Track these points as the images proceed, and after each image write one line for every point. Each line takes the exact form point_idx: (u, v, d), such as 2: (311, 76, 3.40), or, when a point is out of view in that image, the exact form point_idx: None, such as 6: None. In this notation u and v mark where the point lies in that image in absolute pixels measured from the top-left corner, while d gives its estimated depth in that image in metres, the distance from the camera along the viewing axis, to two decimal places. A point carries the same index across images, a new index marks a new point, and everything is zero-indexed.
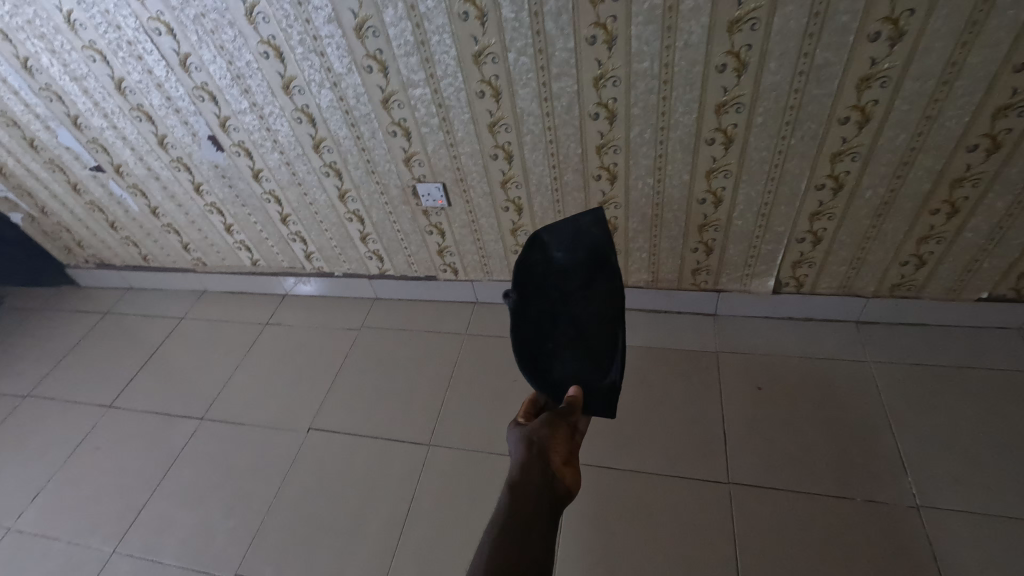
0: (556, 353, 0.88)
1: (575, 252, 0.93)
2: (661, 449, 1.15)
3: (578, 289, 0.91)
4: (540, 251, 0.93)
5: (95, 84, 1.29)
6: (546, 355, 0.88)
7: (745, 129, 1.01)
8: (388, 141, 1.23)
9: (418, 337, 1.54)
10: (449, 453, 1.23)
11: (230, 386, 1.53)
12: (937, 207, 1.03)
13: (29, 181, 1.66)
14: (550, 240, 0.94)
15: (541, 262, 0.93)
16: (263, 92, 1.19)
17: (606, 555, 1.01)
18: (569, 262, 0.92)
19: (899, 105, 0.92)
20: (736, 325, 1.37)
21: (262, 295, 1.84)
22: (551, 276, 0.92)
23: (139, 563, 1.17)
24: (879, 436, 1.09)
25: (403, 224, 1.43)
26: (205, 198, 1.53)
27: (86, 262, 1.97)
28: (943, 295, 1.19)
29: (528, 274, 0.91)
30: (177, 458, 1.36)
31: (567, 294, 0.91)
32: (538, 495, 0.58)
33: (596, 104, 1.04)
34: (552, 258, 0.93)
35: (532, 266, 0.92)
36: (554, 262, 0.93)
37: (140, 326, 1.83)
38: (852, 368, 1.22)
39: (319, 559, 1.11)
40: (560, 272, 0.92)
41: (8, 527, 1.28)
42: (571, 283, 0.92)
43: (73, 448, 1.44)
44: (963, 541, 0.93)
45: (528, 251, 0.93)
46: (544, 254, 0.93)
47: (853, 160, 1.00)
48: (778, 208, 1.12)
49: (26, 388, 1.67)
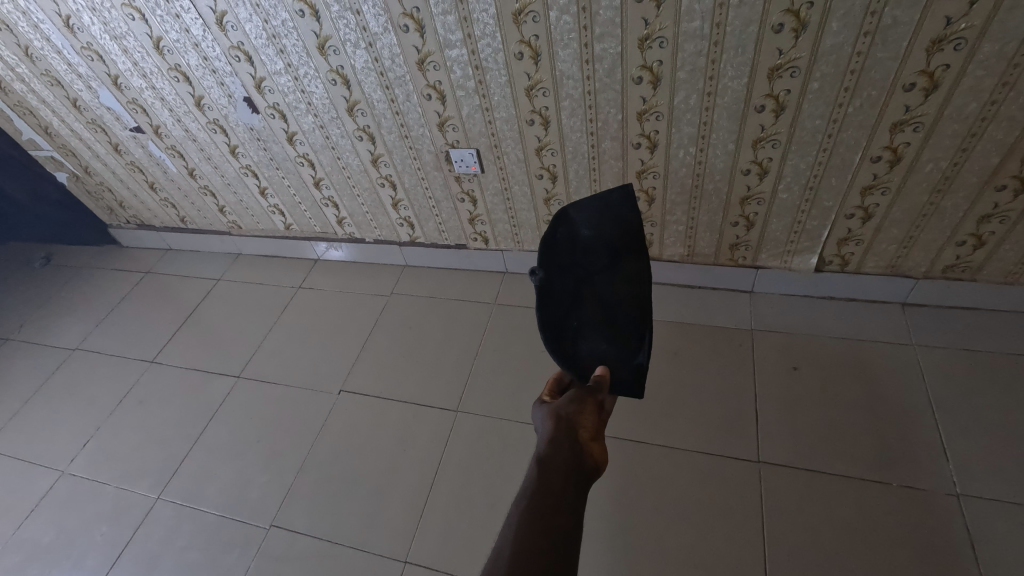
0: (583, 333, 0.81)
1: (601, 231, 0.89)
2: (690, 425, 1.14)
3: (601, 270, 0.88)
4: (567, 225, 0.87)
5: (134, 43, 1.30)
6: (575, 334, 0.80)
7: (798, 96, 0.96)
8: (423, 105, 1.20)
9: (447, 305, 1.55)
10: (477, 420, 1.25)
11: (264, 346, 1.57)
12: (1003, 183, 0.96)
13: (73, 142, 1.70)
14: (577, 216, 0.89)
15: (567, 238, 0.86)
16: (298, 52, 1.18)
17: (631, 527, 1.02)
18: (596, 240, 0.89)
19: (972, 70, 0.85)
20: (773, 303, 1.33)
21: (294, 259, 1.87)
22: (576, 253, 0.86)
23: (182, 509, 1.23)
24: (920, 421, 1.06)
25: (434, 190, 1.42)
26: (240, 161, 1.55)
27: (127, 222, 2.03)
28: (1000, 278, 1.13)
29: (551, 247, 0.83)
30: (215, 413, 1.42)
31: (591, 272, 0.86)
32: (568, 461, 0.54)
33: (640, 67, 1.00)
34: (579, 234, 0.88)
35: (555, 240, 0.84)
36: (580, 239, 0.87)
37: (179, 285, 1.89)
38: (894, 351, 1.18)
39: (350, 515, 1.15)
40: (586, 250, 0.87)
41: (62, 470, 1.36)
42: (597, 263, 0.88)
43: (118, 400, 1.52)
44: (1004, 532, 0.90)
45: (553, 224, 0.86)
46: (570, 228, 0.87)
47: (915, 130, 0.94)
48: (828, 181, 1.07)
49: (75, 340, 1.75)
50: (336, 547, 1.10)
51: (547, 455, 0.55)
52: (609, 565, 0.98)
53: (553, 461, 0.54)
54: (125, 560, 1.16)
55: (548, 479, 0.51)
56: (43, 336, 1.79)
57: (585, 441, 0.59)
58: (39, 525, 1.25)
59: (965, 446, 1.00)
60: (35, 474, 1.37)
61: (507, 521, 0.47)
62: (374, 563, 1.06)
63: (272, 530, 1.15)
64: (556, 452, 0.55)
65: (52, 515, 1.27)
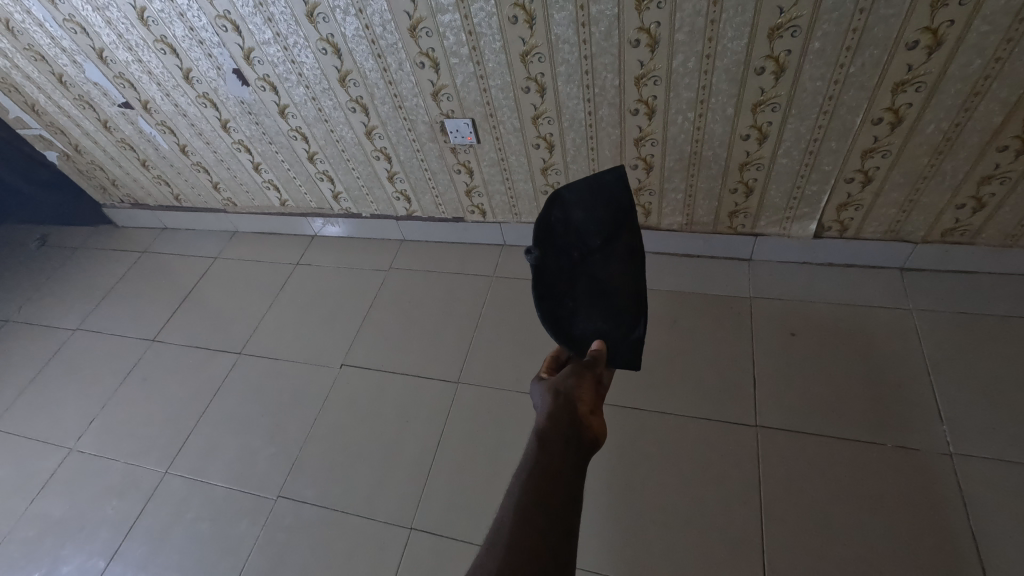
0: (578, 311, 0.81)
1: (595, 212, 0.90)
2: (689, 393, 1.15)
3: (596, 250, 0.88)
4: (560, 209, 0.87)
5: (117, 15, 1.26)
6: (570, 313, 0.80)
7: (799, 56, 0.94)
8: (416, 74, 1.18)
9: (446, 278, 1.55)
10: (478, 390, 1.26)
11: (264, 323, 1.57)
12: (1005, 144, 0.95)
13: (61, 120, 1.67)
14: (570, 198, 0.88)
15: (561, 221, 0.86)
16: (286, 20, 1.15)
17: (629, 493, 1.04)
18: (592, 220, 0.89)
19: (976, 26, 0.83)
20: (770, 271, 1.33)
21: (291, 236, 1.86)
22: (570, 235, 0.86)
23: (190, 482, 1.25)
24: (916, 384, 1.07)
25: (430, 162, 1.40)
26: (232, 136, 1.52)
27: (121, 201, 2.01)
28: (999, 241, 1.13)
29: (545, 229, 0.84)
30: (219, 389, 1.43)
31: (586, 254, 0.87)
32: (566, 433, 0.55)
33: (637, 29, 0.97)
34: (572, 216, 0.88)
35: (549, 223, 0.85)
36: (575, 220, 0.88)
37: (177, 264, 1.88)
38: (891, 315, 1.18)
39: (355, 485, 1.17)
40: (581, 232, 0.87)
41: (70, 447, 1.38)
42: (592, 243, 0.88)
43: (122, 378, 1.53)
44: (994, 489, 0.92)
45: (547, 207, 0.86)
46: (564, 212, 0.87)
47: (917, 91, 0.93)
48: (828, 144, 1.05)
49: (75, 321, 1.75)
50: (343, 516, 1.13)
51: (546, 430, 0.55)
52: (609, 529, 1.01)
53: (552, 434, 0.54)
54: (137, 532, 1.19)
55: (547, 451, 0.52)
56: (43, 316, 1.79)
57: (584, 414, 0.59)
58: (50, 500, 1.28)
59: (958, 407, 1.02)
60: (44, 451, 1.39)
61: (508, 493, 0.48)
62: (380, 531, 1.09)
63: (280, 501, 1.17)
64: (554, 427, 0.56)
65: (63, 491, 1.29)
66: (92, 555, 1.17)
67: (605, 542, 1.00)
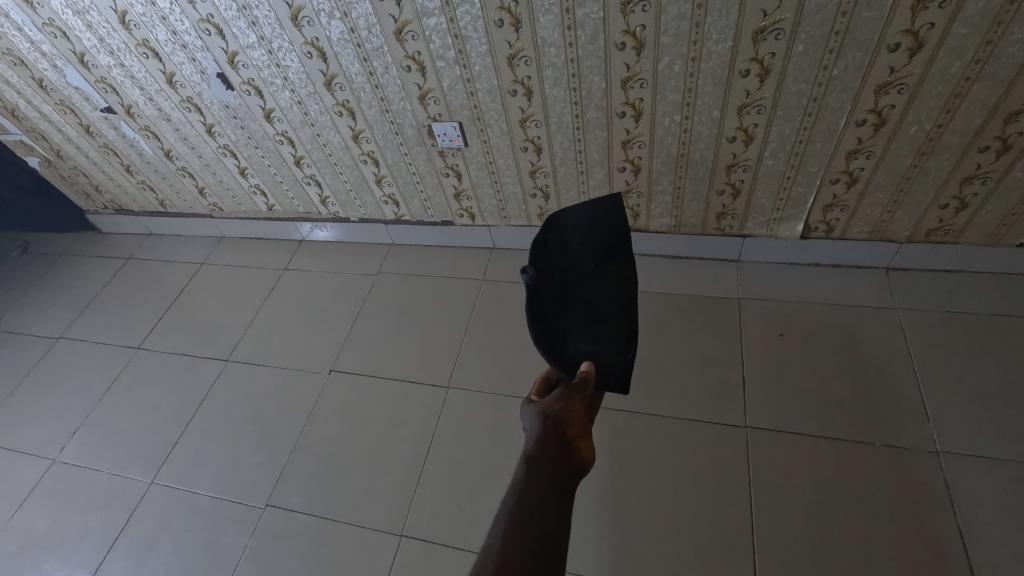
0: (570, 331, 0.78)
1: (589, 232, 0.90)
2: (678, 395, 1.16)
3: (591, 274, 0.86)
4: (557, 231, 0.87)
5: (98, 18, 1.25)
6: (561, 333, 0.77)
7: (783, 59, 0.94)
8: (402, 77, 1.17)
9: (436, 283, 1.54)
10: (468, 395, 1.25)
11: (252, 330, 1.56)
12: (987, 144, 0.96)
13: (43, 125, 1.64)
14: (566, 220, 0.89)
15: (557, 242, 0.86)
16: (270, 24, 1.14)
17: (621, 497, 1.04)
18: (588, 242, 0.89)
19: (956, 29, 0.84)
20: (759, 272, 1.33)
21: (279, 241, 1.84)
22: (564, 257, 0.85)
23: (176, 493, 1.23)
24: (902, 383, 1.08)
25: (418, 166, 1.39)
26: (217, 141, 1.51)
27: (105, 208, 1.98)
28: (982, 240, 1.14)
29: (540, 250, 0.83)
30: (206, 397, 1.41)
31: (580, 277, 0.85)
32: (554, 455, 0.52)
33: (623, 32, 0.97)
34: (568, 238, 0.88)
35: (545, 244, 0.84)
36: (569, 243, 0.87)
37: (163, 270, 1.86)
38: (878, 315, 1.19)
39: (344, 494, 1.15)
40: (577, 254, 0.87)
41: (52, 459, 1.36)
42: (586, 267, 0.86)
43: (107, 387, 1.50)
44: (978, 486, 0.93)
45: (543, 230, 0.86)
46: (560, 234, 0.87)
47: (899, 92, 0.93)
48: (813, 145, 1.06)
49: (58, 329, 1.72)
50: (333, 524, 1.11)
51: (534, 452, 0.53)
52: (600, 533, 1.00)
53: (540, 458, 0.51)
54: (122, 544, 1.17)
55: (534, 475, 0.50)
56: (26, 325, 1.76)
57: (573, 437, 0.56)
58: (32, 513, 1.25)
59: (944, 406, 1.03)
60: (26, 463, 1.36)
61: (498, 516, 0.47)
62: (371, 538, 1.08)
63: (268, 510, 1.16)
64: (541, 447, 0.53)
65: (46, 502, 1.27)
66: (75, 568, 1.15)
67: (597, 547, 0.99)
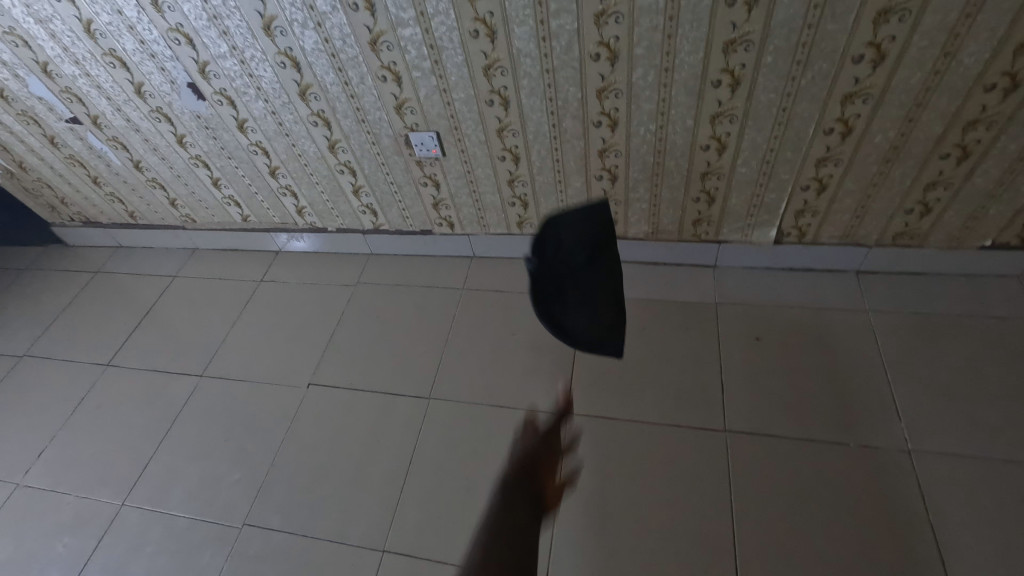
0: (567, 312, 0.84)
1: (579, 228, 0.89)
2: (658, 400, 1.16)
3: (584, 267, 0.87)
4: (551, 226, 0.87)
5: (62, 27, 1.21)
6: (559, 314, 0.83)
7: (753, 70, 0.97)
8: (378, 87, 1.17)
9: (415, 292, 1.53)
10: (449, 406, 1.24)
11: (227, 343, 1.52)
12: (947, 151, 1.00)
13: (5, 135, 1.59)
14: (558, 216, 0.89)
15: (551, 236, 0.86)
16: (242, 34, 1.13)
17: (604, 504, 1.04)
18: (578, 239, 0.88)
19: (915, 42, 0.87)
20: (735, 277, 1.36)
21: (254, 252, 1.81)
22: (557, 251, 0.86)
23: (148, 514, 1.19)
24: (875, 385, 1.10)
25: (395, 175, 1.38)
26: (189, 151, 1.48)
27: (72, 220, 1.92)
28: (945, 243, 1.18)
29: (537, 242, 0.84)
30: (179, 414, 1.37)
31: (574, 269, 0.86)
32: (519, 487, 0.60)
33: (597, 43, 0.99)
34: (560, 234, 0.87)
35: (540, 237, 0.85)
36: (563, 240, 0.87)
37: (134, 284, 1.81)
38: (851, 318, 1.22)
39: (324, 510, 1.13)
40: (568, 248, 0.87)
41: (16, 482, 1.30)
42: (577, 260, 0.87)
43: (74, 406, 1.45)
44: (949, 483, 0.95)
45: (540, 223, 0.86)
46: (554, 229, 0.87)
47: (864, 102, 0.96)
48: (784, 152, 1.08)
49: (22, 347, 1.66)
50: (314, 541, 1.09)
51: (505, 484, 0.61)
52: (583, 541, 1.00)
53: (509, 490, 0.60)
54: (91, 570, 1.13)
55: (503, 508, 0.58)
56: None
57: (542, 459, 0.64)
58: None
59: (915, 405, 1.06)
60: None
61: None
62: (352, 556, 1.05)
63: (245, 529, 1.13)
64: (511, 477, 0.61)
65: (10, 528, 1.22)
66: None
67: (580, 555, 0.98)
